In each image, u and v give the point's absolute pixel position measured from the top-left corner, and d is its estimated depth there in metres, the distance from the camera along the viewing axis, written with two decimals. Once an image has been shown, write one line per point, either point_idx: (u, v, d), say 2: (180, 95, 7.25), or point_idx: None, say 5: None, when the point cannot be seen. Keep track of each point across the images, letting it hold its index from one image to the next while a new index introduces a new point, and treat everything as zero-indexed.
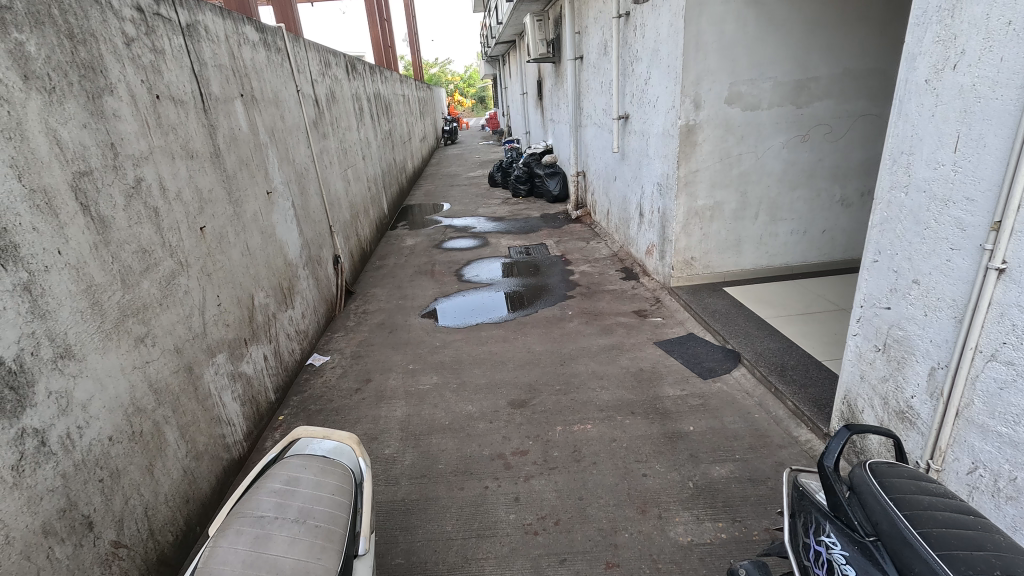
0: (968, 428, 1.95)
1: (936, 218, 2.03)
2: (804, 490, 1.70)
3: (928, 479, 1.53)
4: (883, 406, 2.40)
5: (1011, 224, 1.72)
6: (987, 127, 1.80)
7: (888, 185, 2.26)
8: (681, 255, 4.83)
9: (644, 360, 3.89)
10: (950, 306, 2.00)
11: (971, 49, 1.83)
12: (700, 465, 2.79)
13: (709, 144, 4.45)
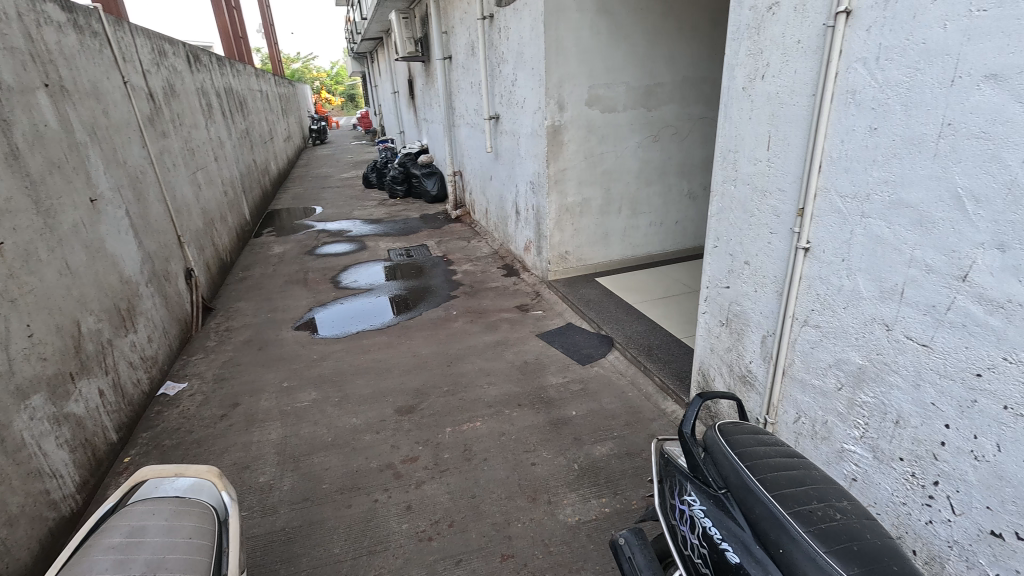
0: (791, 384, 2.30)
1: (759, 207, 2.35)
2: (668, 456, 1.86)
3: (763, 431, 1.79)
4: (729, 373, 2.73)
5: (811, 211, 2.06)
6: (789, 129, 2.13)
7: (721, 179, 2.58)
8: (556, 249, 5.06)
9: (528, 353, 4.01)
10: (773, 282, 2.34)
11: (774, 62, 2.15)
12: (583, 446, 2.96)
13: (574, 144, 4.72)
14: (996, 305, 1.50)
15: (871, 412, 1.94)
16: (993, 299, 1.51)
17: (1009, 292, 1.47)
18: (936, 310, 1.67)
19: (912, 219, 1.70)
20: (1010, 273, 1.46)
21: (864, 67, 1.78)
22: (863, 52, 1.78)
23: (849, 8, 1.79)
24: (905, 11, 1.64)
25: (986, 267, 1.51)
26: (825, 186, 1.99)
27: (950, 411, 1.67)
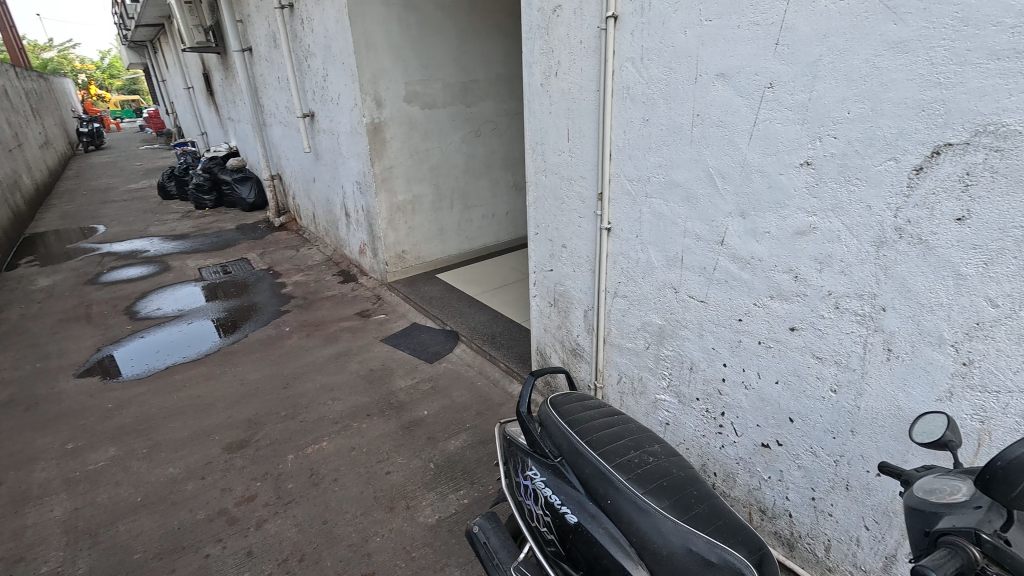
0: (612, 350, 2.57)
1: (567, 194, 2.56)
2: (510, 438, 1.94)
3: (588, 396, 1.96)
4: (562, 348, 2.95)
5: (609, 194, 2.30)
6: (582, 121, 2.35)
7: (533, 170, 2.74)
8: (392, 249, 4.93)
9: (373, 360, 3.86)
10: (587, 261, 2.57)
11: (563, 60, 2.35)
12: (437, 444, 2.95)
13: (398, 141, 4.63)
14: (745, 261, 1.86)
15: (672, 364, 2.26)
16: (742, 257, 1.86)
17: (752, 250, 1.82)
18: (707, 270, 2.00)
19: (681, 196, 2.00)
20: (751, 235, 1.81)
21: (633, 66, 2.04)
22: (630, 53, 2.04)
23: (616, 13, 2.03)
24: (657, 18, 1.90)
25: (735, 231, 1.86)
26: (617, 172, 2.25)
27: (726, 353, 2.02)
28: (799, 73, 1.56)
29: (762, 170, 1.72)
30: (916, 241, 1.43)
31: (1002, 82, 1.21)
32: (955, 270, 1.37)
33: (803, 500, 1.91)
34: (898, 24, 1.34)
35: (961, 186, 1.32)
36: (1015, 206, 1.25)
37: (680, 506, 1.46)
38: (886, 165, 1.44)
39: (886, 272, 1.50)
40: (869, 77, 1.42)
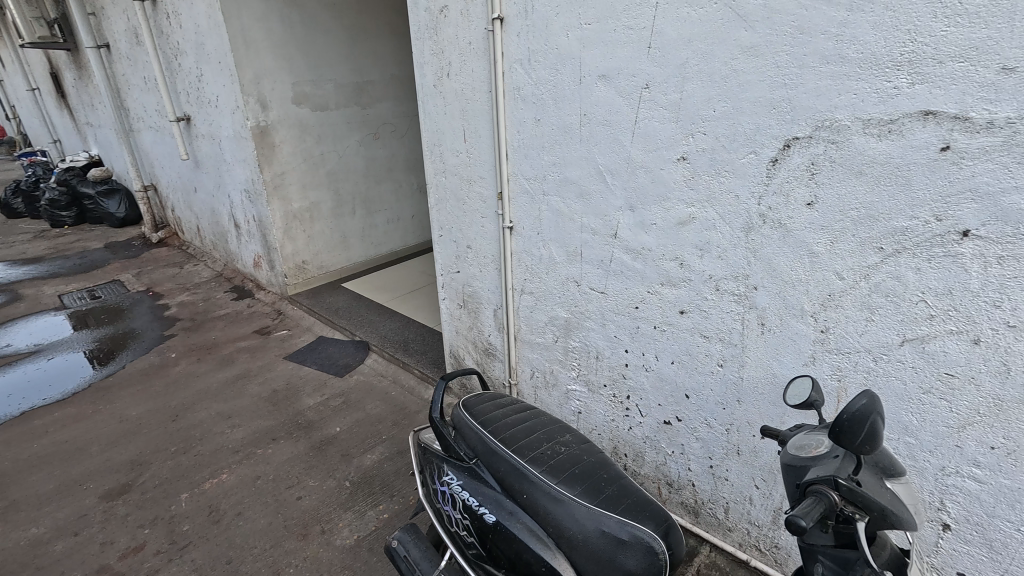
0: (523, 346, 2.61)
1: (468, 195, 2.56)
2: (425, 445, 1.91)
3: (500, 395, 1.98)
4: (475, 349, 2.94)
5: (508, 193, 2.34)
6: (477, 122, 2.36)
7: (433, 172, 2.71)
8: (291, 261, 4.64)
9: (276, 380, 3.60)
10: (492, 260, 2.59)
11: (454, 61, 2.34)
12: (352, 460, 2.82)
13: (288, 145, 4.36)
14: (637, 252, 1.97)
15: (580, 354, 2.34)
16: (635, 248, 1.97)
17: (642, 241, 1.94)
18: (604, 263, 2.09)
19: (576, 193, 2.08)
20: (640, 227, 1.93)
21: (522, 67, 2.08)
22: (518, 55, 2.08)
23: (501, 16, 2.06)
24: (540, 21, 1.96)
25: (627, 224, 1.96)
26: (514, 171, 2.28)
27: (627, 339, 2.13)
28: (670, 75, 1.68)
29: (646, 166, 1.83)
30: (778, 225, 1.59)
31: (832, 83, 1.39)
32: (809, 249, 1.55)
33: (703, 469, 2.07)
34: (748, 30, 1.49)
35: (808, 175, 1.50)
36: (850, 191, 1.44)
37: (591, 490, 1.52)
38: (748, 158, 1.60)
39: (756, 254, 1.66)
40: (729, 78, 1.56)
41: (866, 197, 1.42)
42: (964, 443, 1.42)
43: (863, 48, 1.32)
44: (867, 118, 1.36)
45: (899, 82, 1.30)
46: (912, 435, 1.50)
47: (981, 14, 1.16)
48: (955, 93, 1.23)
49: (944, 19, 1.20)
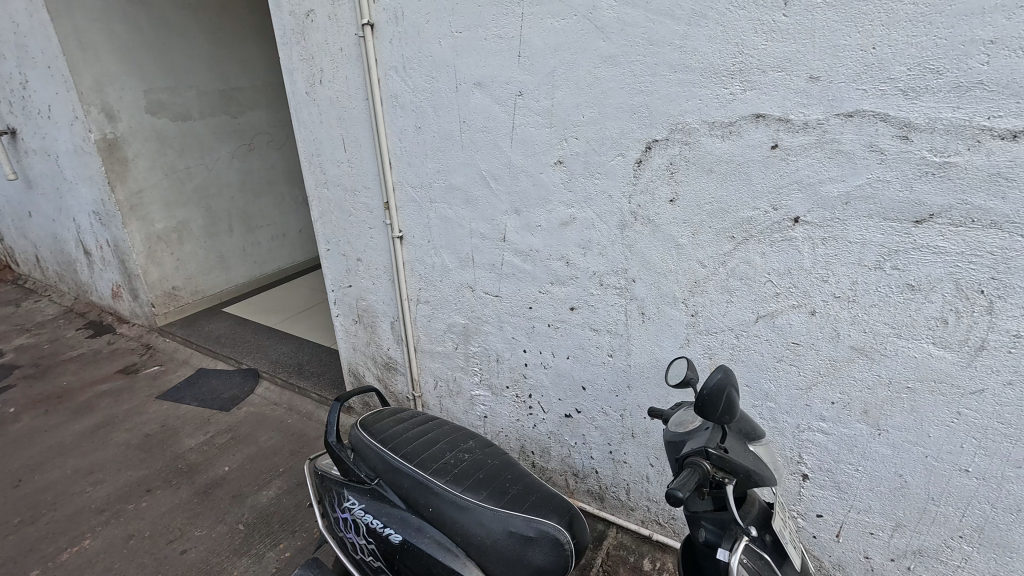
0: (424, 357, 2.57)
1: (353, 206, 2.47)
2: (323, 473, 1.80)
3: (400, 410, 1.92)
4: (375, 364, 2.84)
5: (394, 202, 2.29)
6: (356, 130, 2.28)
7: (313, 184, 2.57)
8: (158, 287, 4.16)
9: (148, 423, 3.20)
10: (385, 272, 2.52)
11: (326, 68, 2.25)
12: (245, 500, 2.58)
13: (145, 159, 3.91)
14: (525, 254, 2.02)
15: (481, 359, 2.35)
16: (523, 250, 2.02)
17: (529, 242, 1.99)
18: (496, 266, 2.12)
19: (463, 199, 2.09)
20: (526, 230, 1.98)
21: (397, 74, 2.05)
22: (392, 61, 2.04)
23: (371, 21, 2.02)
24: (411, 29, 1.94)
25: (514, 227, 2.01)
26: (399, 180, 2.24)
27: (524, 340, 2.18)
28: (540, 82, 1.75)
29: (526, 170, 1.89)
30: (648, 221, 1.72)
31: (681, 90, 1.53)
32: (676, 242, 1.70)
33: (604, 455, 2.17)
34: (606, 41, 1.59)
35: (669, 174, 1.64)
36: (704, 187, 1.59)
37: (497, 493, 1.53)
38: (617, 160, 1.71)
39: (632, 249, 1.78)
40: (593, 86, 1.66)
41: (717, 191, 1.58)
42: (811, 401, 1.63)
43: (703, 59, 1.47)
44: (712, 121, 1.52)
45: (734, 89, 1.46)
46: (772, 399, 1.69)
47: (790, 31, 1.35)
48: (777, 98, 1.42)
49: (762, 34, 1.38)
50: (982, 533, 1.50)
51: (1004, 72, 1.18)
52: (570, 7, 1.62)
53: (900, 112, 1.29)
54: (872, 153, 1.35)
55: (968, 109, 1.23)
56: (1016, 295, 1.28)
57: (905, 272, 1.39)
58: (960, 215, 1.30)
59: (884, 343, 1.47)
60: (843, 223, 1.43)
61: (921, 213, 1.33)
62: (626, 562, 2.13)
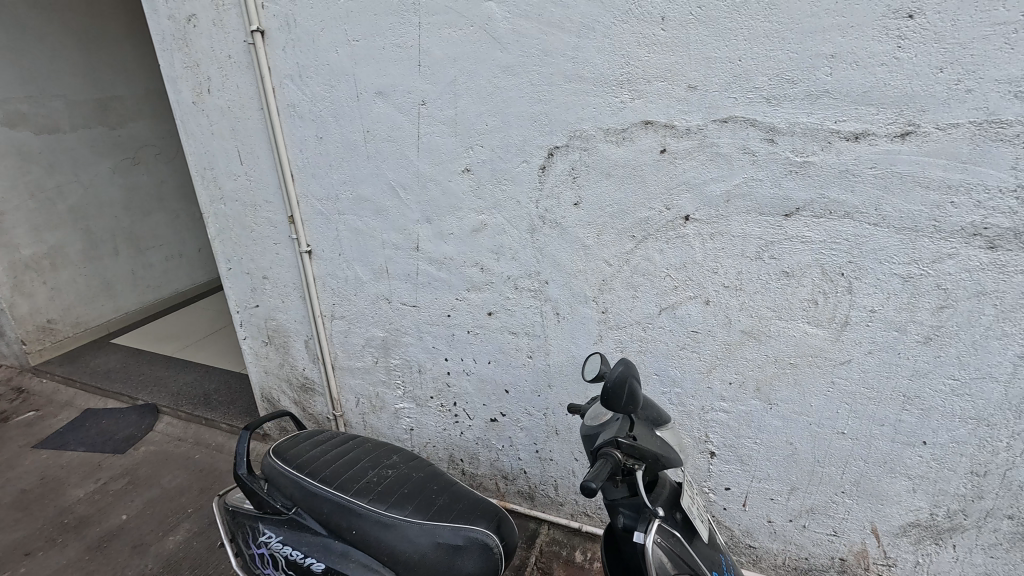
0: (343, 374, 2.48)
1: (254, 221, 2.33)
2: (234, 508, 1.68)
3: (318, 431, 1.84)
4: (290, 387, 2.69)
5: (299, 216, 2.19)
6: (252, 142, 2.16)
7: (207, 200, 2.40)
8: (29, 322, 3.67)
9: (23, 477, 2.80)
10: (294, 289, 2.40)
11: (214, 76, 2.12)
12: (148, 549, 2.34)
13: (4, 178, 3.44)
14: (440, 262, 2.01)
15: (402, 371, 2.31)
16: (437, 258, 2.01)
17: (443, 250, 1.99)
18: (411, 276, 2.09)
19: (372, 210, 2.05)
20: (439, 238, 1.98)
21: (293, 83, 1.97)
22: (287, 70, 1.96)
23: (261, 28, 1.93)
24: (306, 36, 1.88)
25: (426, 236, 1.99)
26: (302, 192, 2.15)
27: (444, 348, 2.17)
28: (442, 91, 1.76)
29: (435, 179, 1.89)
30: (555, 224, 1.78)
31: (576, 99, 1.61)
32: (582, 243, 1.77)
33: (531, 455, 2.21)
34: (503, 51, 1.64)
35: (571, 178, 1.71)
36: (604, 191, 1.68)
37: (423, 505, 1.50)
38: (522, 167, 1.75)
39: (543, 252, 1.84)
40: (494, 95, 1.70)
41: (616, 194, 1.67)
42: (713, 383, 1.77)
43: (594, 69, 1.56)
44: (607, 128, 1.61)
45: (623, 98, 1.56)
46: (679, 385, 1.81)
47: (668, 44, 1.46)
48: (662, 106, 1.53)
49: (645, 47, 1.49)
50: (859, 486, 1.70)
51: (844, 82, 1.35)
52: (466, 18, 1.65)
53: (766, 118, 1.44)
54: (745, 155, 1.49)
55: (818, 115, 1.40)
56: (868, 275, 1.48)
57: (780, 260, 1.55)
58: (819, 207, 1.47)
59: (768, 325, 1.63)
60: (727, 219, 1.57)
61: (788, 207, 1.50)
62: (559, 556, 2.17)
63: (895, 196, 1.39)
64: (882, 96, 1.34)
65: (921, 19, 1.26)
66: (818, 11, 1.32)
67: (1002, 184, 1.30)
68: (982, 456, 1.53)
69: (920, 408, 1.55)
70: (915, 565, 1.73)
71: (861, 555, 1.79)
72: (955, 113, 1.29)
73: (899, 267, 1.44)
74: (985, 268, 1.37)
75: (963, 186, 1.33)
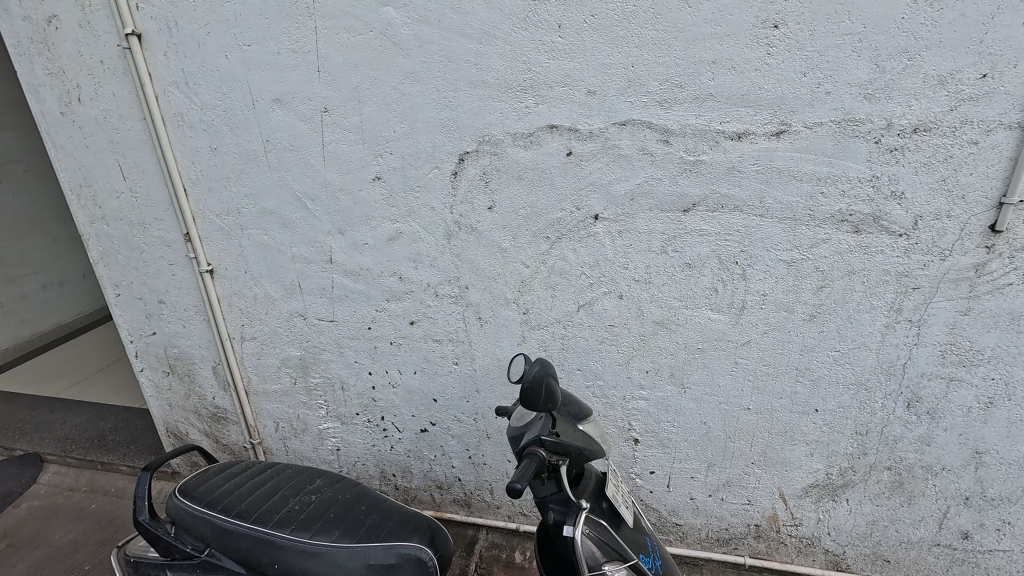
0: (259, 398, 2.32)
1: (144, 241, 2.13)
2: (138, 559, 1.53)
3: (231, 463, 1.71)
4: (199, 418, 2.48)
5: (196, 233, 2.03)
6: (136, 155, 1.98)
7: (86, 220, 2.16)
8: None
9: None
10: (196, 312, 2.22)
11: (84, 83, 1.91)
12: None
13: None
14: (356, 274, 1.95)
15: (323, 389, 2.21)
16: (353, 270, 1.94)
17: (359, 261, 1.93)
18: (326, 290, 2.01)
19: (279, 223, 1.94)
20: (354, 249, 1.91)
21: (179, 90, 1.83)
22: (171, 76, 1.82)
23: (137, 31, 1.77)
24: (190, 40, 1.75)
25: (340, 248, 1.92)
26: (198, 208, 2.00)
27: (367, 362, 2.10)
28: (345, 98, 1.71)
29: (344, 189, 1.83)
30: (471, 229, 1.79)
31: (483, 104, 1.62)
32: (499, 246, 1.79)
33: (464, 462, 2.20)
34: (406, 57, 1.62)
35: (483, 183, 1.72)
36: (516, 194, 1.71)
37: (351, 528, 1.44)
38: (434, 173, 1.74)
39: (461, 257, 1.83)
40: (399, 101, 1.68)
41: (529, 196, 1.70)
42: (632, 373, 1.85)
43: (498, 75, 1.58)
44: (514, 132, 1.63)
45: (528, 103, 1.60)
46: (601, 378, 1.87)
47: (567, 50, 1.52)
48: (565, 111, 1.58)
49: (545, 53, 1.53)
50: (766, 456, 1.85)
51: (725, 86, 1.47)
52: (365, 23, 1.62)
53: (660, 120, 1.53)
54: (645, 155, 1.58)
55: (706, 117, 1.51)
56: (758, 262, 1.62)
57: (683, 253, 1.65)
58: (713, 202, 1.58)
59: (677, 314, 1.73)
60: (633, 217, 1.65)
61: (686, 203, 1.60)
62: (499, 559, 2.17)
63: (775, 188, 1.53)
64: (758, 99, 1.47)
65: (785, 28, 1.39)
66: (697, 21, 1.43)
67: (860, 175, 1.47)
68: (862, 417, 1.72)
69: (810, 379, 1.72)
70: (818, 521, 1.90)
71: (772, 519, 1.95)
72: (818, 113, 1.45)
73: (784, 253, 1.59)
74: (853, 249, 1.55)
75: (830, 178, 1.49)
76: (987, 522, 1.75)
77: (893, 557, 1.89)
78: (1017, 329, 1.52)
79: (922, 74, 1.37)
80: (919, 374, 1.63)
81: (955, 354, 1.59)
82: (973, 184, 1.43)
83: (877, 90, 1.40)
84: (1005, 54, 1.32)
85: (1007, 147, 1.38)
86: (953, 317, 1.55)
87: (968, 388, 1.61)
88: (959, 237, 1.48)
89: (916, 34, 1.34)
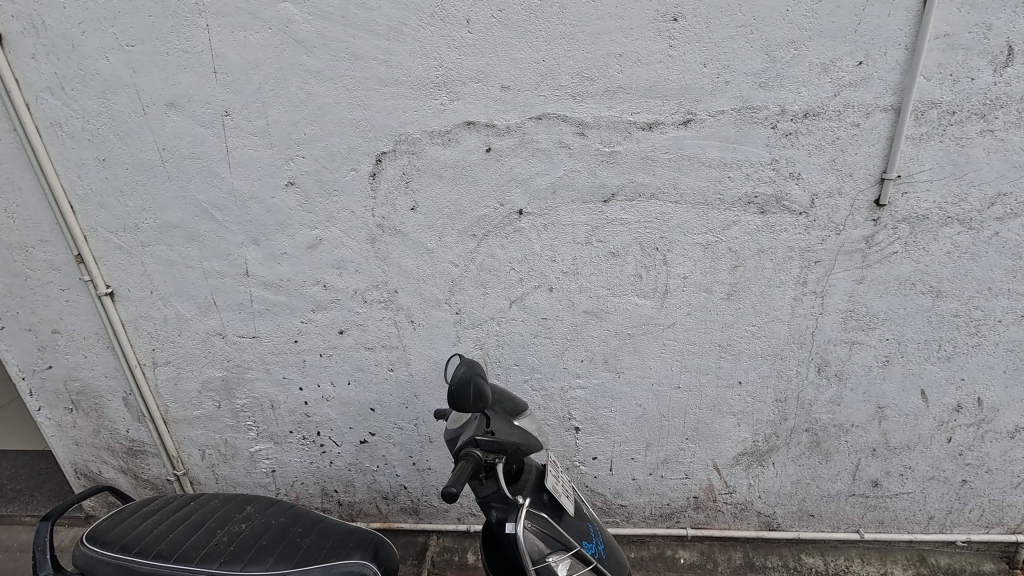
0: (179, 426, 2.16)
1: (28, 266, 1.91)
2: None
3: (149, 500, 1.58)
4: (112, 454, 2.27)
5: (90, 253, 1.85)
6: (9, 170, 1.77)
7: None
8: None
9: None
10: (99, 339, 2.02)
11: None
12: None
13: None
14: (276, 285, 1.85)
15: (251, 410, 2.08)
16: (272, 282, 1.84)
17: (278, 272, 1.82)
18: (245, 305, 1.89)
19: (185, 237, 1.80)
20: (272, 259, 1.81)
21: (53, 97, 1.65)
22: (42, 82, 1.63)
23: None
24: (62, 41, 1.59)
25: (256, 259, 1.81)
26: (90, 226, 1.82)
27: (297, 376, 2.00)
28: (248, 100, 1.61)
29: (255, 197, 1.72)
30: (395, 231, 1.74)
31: (396, 102, 1.58)
32: (425, 247, 1.75)
33: (409, 469, 2.15)
34: (310, 55, 1.55)
35: (404, 183, 1.68)
36: (438, 193, 1.68)
37: (287, 553, 1.37)
38: (350, 176, 1.68)
39: (386, 261, 1.78)
40: (307, 101, 1.60)
41: (452, 195, 1.68)
42: (568, 364, 1.87)
43: (409, 72, 1.55)
44: (431, 130, 1.61)
45: (442, 100, 1.57)
46: (538, 371, 1.88)
47: (477, 46, 1.51)
48: (480, 107, 1.57)
49: (456, 49, 1.52)
50: (698, 431, 1.94)
51: (633, 78, 1.51)
52: (263, 20, 1.53)
53: (574, 114, 1.56)
54: (562, 148, 1.60)
55: (617, 109, 1.55)
56: (676, 247, 1.68)
57: (607, 242, 1.69)
58: (631, 191, 1.63)
59: (606, 303, 1.77)
60: (556, 210, 1.67)
61: (607, 193, 1.64)
62: (452, 563, 2.14)
63: (687, 175, 1.60)
64: (664, 90, 1.52)
65: (684, 21, 1.45)
66: (602, 15, 1.46)
67: (761, 159, 1.57)
68: (781, 384, 1.84)
69: (732, 354, 1.81)
70: (749, 487, 2.02)
71: (709, 490, 2.04)
72: (720, 102, 1.52)
73: (700, 237, 1.67)
74: (761, 229, 1.64)
75: (735, 164, 1.58)
76: (892, 469, 1.93)
77: (817, 512, 2.03)
78: (904, 292, 1.68)
79: (808, 63, 1.47)
80: (826, 341, 1.77)
81: (855, 320, 1.73)
82: (858, 162, 1.56)
83: (770, 78, 1.49)
84: (876, 42, 1.44)
85: (884, 127, 1.52)
86: (851, 286, 1.69)
87: (868, 349, 1.76)
88: (851, 212, 1.61)
89: (800, 25, 1.44)
